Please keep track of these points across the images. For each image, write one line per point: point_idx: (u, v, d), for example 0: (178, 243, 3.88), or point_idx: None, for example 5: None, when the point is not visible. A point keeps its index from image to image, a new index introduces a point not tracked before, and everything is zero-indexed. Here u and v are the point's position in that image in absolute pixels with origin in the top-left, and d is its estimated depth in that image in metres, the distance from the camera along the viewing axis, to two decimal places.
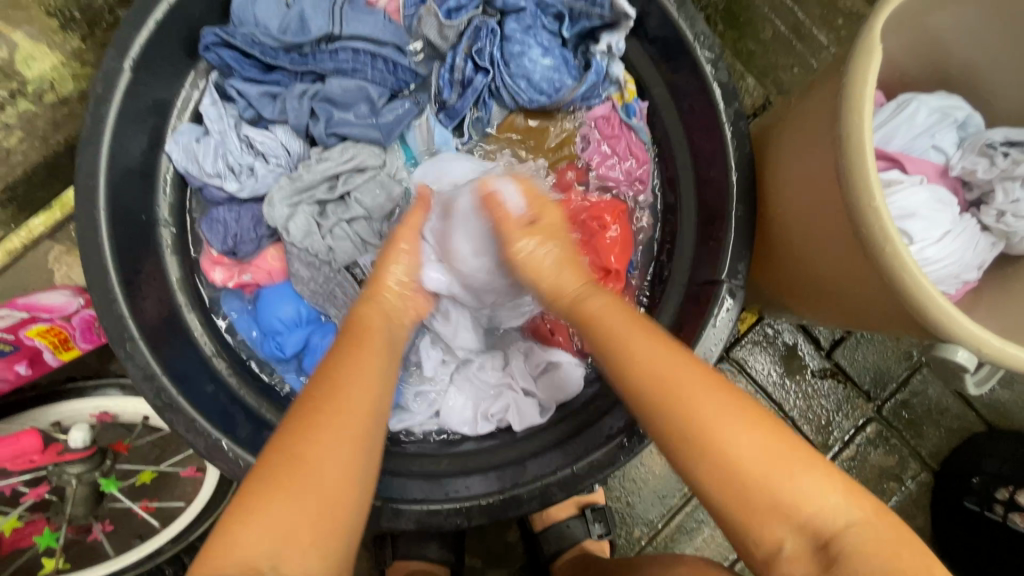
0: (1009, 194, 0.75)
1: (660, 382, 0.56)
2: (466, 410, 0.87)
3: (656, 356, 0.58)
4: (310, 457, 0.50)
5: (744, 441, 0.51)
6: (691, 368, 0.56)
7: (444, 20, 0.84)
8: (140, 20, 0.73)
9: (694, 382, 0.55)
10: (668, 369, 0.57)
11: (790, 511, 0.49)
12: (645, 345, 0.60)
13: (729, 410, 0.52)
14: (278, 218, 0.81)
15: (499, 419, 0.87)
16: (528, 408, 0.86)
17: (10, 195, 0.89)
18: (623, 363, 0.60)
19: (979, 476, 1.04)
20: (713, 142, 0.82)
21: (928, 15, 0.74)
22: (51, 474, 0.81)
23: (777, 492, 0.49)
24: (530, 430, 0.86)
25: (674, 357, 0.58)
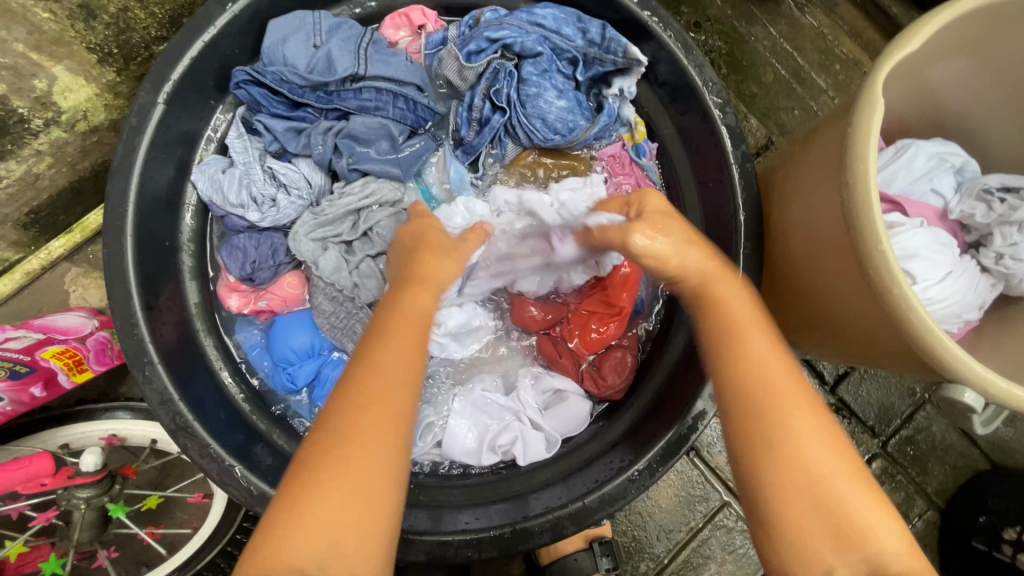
0: (1007, 238, 0.78)
1: (767, 391, 0.54)
2: (468, 440, 0.86)
3: (770, 354, 0.57)
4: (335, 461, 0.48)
5: (862, 506, 0.49)
6: (807, 413, 0.53)
7: (465, 63, 0.88)
8: (176, 57, 0.77)
9: (793, 392, 0.54)
10: (775, 379, 0.55)
11: (845, 528, 0.49)
12: (758, 346, 0.58)
13: (838, 454, 0.52)
14: (303, 252, 0.84)
15: (505, 450, 0.85)
16: (534, 443, 0.85)
17: (34, 218, 0.92)
18: (755, 381, 0.55)
19: (986, 515, 1.03)
20: (721, 182, 0.86)
21: (927, 70, 0.78)
22: (60, 498, 0.78)
23: (835, 506, 0.49)
24: (536, 464, 0.86)
25: (786, 365, 0.57)
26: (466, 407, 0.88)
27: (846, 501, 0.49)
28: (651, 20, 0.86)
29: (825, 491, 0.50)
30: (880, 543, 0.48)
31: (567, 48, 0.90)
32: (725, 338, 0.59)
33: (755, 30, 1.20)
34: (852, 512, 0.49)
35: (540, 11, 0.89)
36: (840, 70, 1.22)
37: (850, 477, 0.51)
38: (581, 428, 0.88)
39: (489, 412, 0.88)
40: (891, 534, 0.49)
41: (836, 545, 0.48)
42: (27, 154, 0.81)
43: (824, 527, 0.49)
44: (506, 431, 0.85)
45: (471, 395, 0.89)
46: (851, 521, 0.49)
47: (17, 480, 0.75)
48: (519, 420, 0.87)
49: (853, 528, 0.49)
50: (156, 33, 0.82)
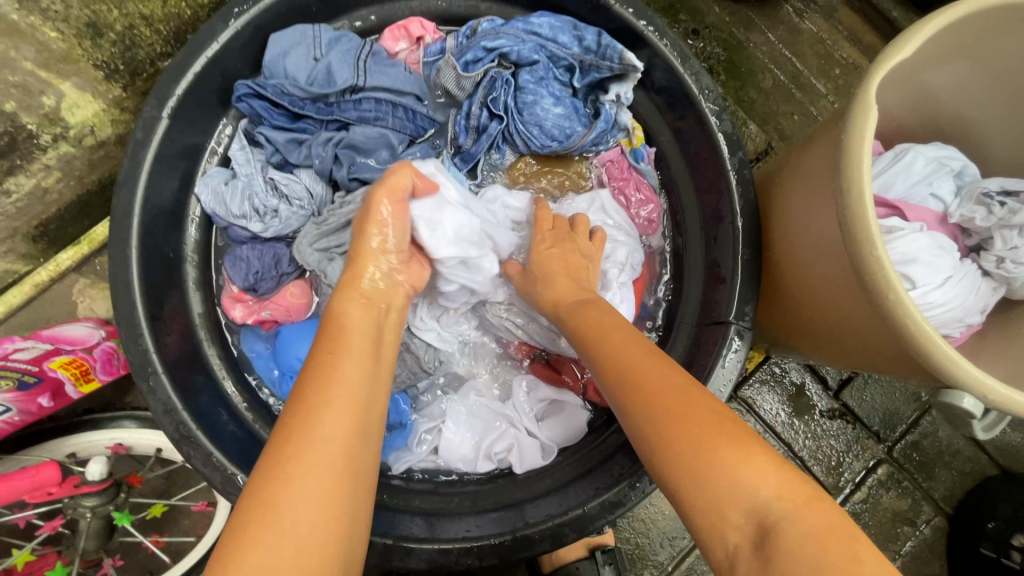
0: (1008, 242, 0.77)
1: (634, 388, 0.55)
2: (467, 445, 0.86)
3: (643, 365, 0.57)
4: (283, 478, 0.46)
5: (758, 476, 0.45)
6: (680, 398, 0.52)
7: (462, 72, 0.89)
8: (181, 73, 0.79)
9: (679, 389, 0.53)
10: (659, 377, 0.55)
11: (726, 497, 0.45)
12: (637, 357, 0.58)
13: (716, 436, 0.48)
14: (309, 263, 0.83)
15: (500, 458, 0.86)
16: (530, 453, 0.86)
17: (42, 231, 0.93)
18: (625, 383, 0.56)
19: (994, 522, 1.02)
20: (719, 189, 0.86)
21: (925, 73, 0.78)
22: (66, 507, 0.80)
23: (714, 486, 0.45)
24: (532, 472, 0.86)
25: (666, 367, 0.56)
26: (462, 414, 0.88)
27: (734, 480, 0.45)
28: (647, 30, 0.87)
29: (690, 455, 0.47)
30: (752, 493, 0.44)
31: (564, 56, 0.91)
32: (606, 358, 0.60)
33: (753, 36, 1.21)
34: (746, 486, 0.45)
35: (536, 19, 0.90)
36: (840, 75, 1.22)
37: (724, 456, 0.46)
38: (578, 437, 0.89)
39: (485, 417, 0.88)
40: (766, 481, 0.45)
41: (735, 510, 0.44)
42: (36, 168, 0.83)
43: (706, 495, 0.45)
44: (504, 438, 0.85)
45: (466, 399, 0.90)
46: (738, 494, 0.44)
47: (24, 489, 0.76)
48: (514, 428, 0.87)
49: (747, 501, 0.44)
50: (162, 49, 0.84)
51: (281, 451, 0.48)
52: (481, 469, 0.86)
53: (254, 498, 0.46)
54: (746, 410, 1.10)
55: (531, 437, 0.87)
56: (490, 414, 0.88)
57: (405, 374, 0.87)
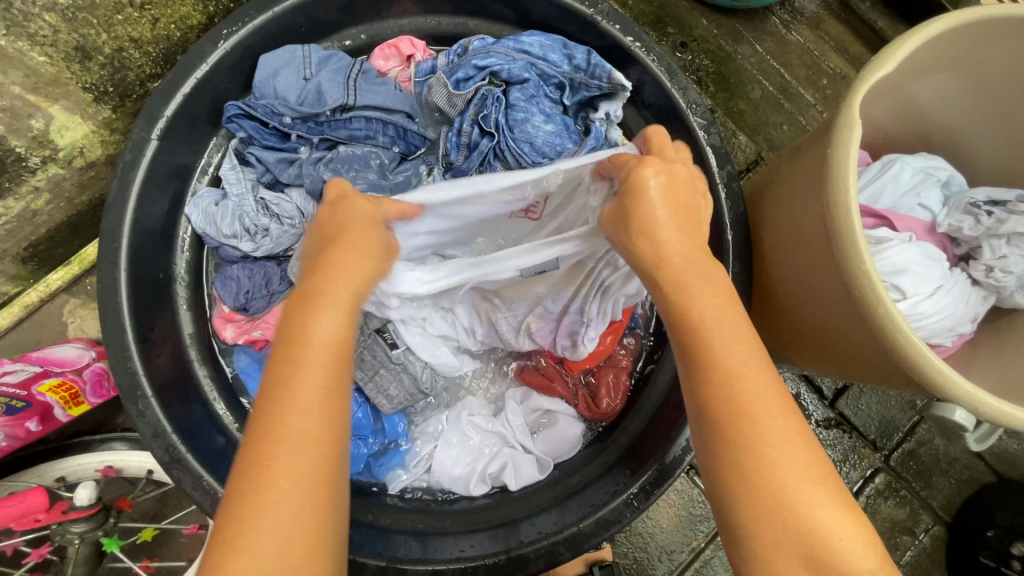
0: (996, 251, 0.78)
1: (724, 394, 0.45)
2: (461, 467, 0.85)
3: (741, 360, 0.46)
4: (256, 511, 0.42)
5: (830, 514, 0.42)
6: (782, 421, 0.44)
7: (452, 91, 0.90)
8: (169, 94, 0.79)
9: (777, 402, 0.45)
10: (752, 374, 0.45)
11: (795, 530, 0.42)
12: (723, 319, 0.47)
13: (801, 464, 0.43)
14: None
15: (495, 478, 0.85)
16: (525, 467, 0.85)
17: (32, 252, 0.93)
18: (707, 367, 0.46)
19: (994, 530, 1.03)
20: (709, 202, 0.86)
21: (909, 84, 0.78)
22: (54, 533, 0.78)
23: (790, 515, 0.42)
24: (529, 488, 0.86)
25: (751, 351, 0.46)
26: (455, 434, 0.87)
27: (820, 511, 0.42)
28: (634, 46, 0.87)
29: (777, 494, 0.42)
30: (830, 529, 0.41)
31: (554, 74, 0.92)
32: (682, 322, 0.48)
33: (741, 48, 1.22)
34: (823, 521, 0.42)
35: (526, 38, 0.91)
36: (828, 85, 1.23)
37: (812, 485, 0.43)
38: (573, 451, 0.88)
39: (477, 437, 0.87)
40: (850, 532, 0.42)
41: (794, 555, 0.42)
42: (25, 191, 0.83)
43: (780, 544, 0.42)
44: (496, 458, 0.85)
45: (459, 422, 0.88)
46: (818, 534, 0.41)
47: (12, 517, 0.75)
48: (508, 447, 0.86)
49: (825, 542, 0.41)
50: (151, 70, 0.84)
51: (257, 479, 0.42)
52: (476, 492, 0.85)
53: (235, 510, 0.42)
54: None
55: (526, 453, 0.86)
56: (481, 433, 0.87)
57: (403, 395, 0.84)
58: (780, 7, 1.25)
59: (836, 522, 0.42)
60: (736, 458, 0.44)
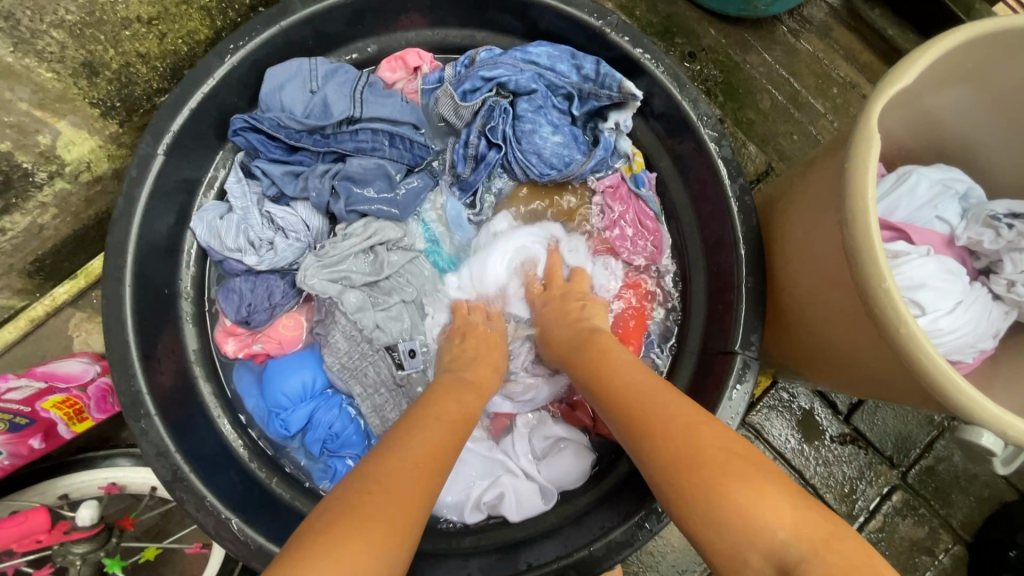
0: (1018, 265, 0.76)
1: (703, 463, 0.51)
2: (456, 496, 0.83)
3: (644, 394, 0.61)
4: (389, 491, 0.50)
5: (769, 509, 0.47)
6: (757, 473, 0.50)
7: (460, 101, 0.89)
8: (175, 109, 0.78)
9: (730, 453, 0.52)
10: (676, 412, 0.57)
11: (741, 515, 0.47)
12: (678, 412, 0.57)
13: (719, 457, 0.51)
14: (318, 290, 0.83)
15: (494, 503, 0.83)
16: (526, 498, 0.82)
17: (38, 266, 0.93)
18: (626, 411, 0.60)
19: (1016, 550, 0.98)
20: (721, 215, 0.85)
21: (927, 96, 0.76)
22: (56, 553, 0.77)
23: (704, 499, 0.49)
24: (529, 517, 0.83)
25: (701, 415, 0.57)
26: (452, 460, 0.84)
27: (740, 498, 0.48)
28: (643, 58, 0.86)
29: (705, 484, 0.50)
30: (768, 523, 0.46)
31: (562, 84, 0.91)
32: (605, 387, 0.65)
33: (750, 57, 1.21)
34: (744, 503, 0.47)
35: (534, 49, 0.90)
36: (838, 94, 1.22)
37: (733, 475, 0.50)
38: (577, 483, 0.85)
39: (477, 465, 0.85)
40: (781, 517, 0.46)
41: (731, 532, 0.47)
42: (32, 206, 0.83)
43: (711, 516, 0.48)
44: (494, 487, 0.82)
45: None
46: (743, 512, 0.47)
47: (12, 538, 0.73)
48: (509, 474, 0.84)
49: (751, 522, 0.46)
50: (158, 85, 0.83)
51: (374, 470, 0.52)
52: (471, 520, 0.83)
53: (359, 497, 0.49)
54: (753, 437, 1.07)
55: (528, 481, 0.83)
56: (480, 463, 0.85)
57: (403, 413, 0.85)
58: (789, 16, 1.24)
59: (764, 504, 0.47)
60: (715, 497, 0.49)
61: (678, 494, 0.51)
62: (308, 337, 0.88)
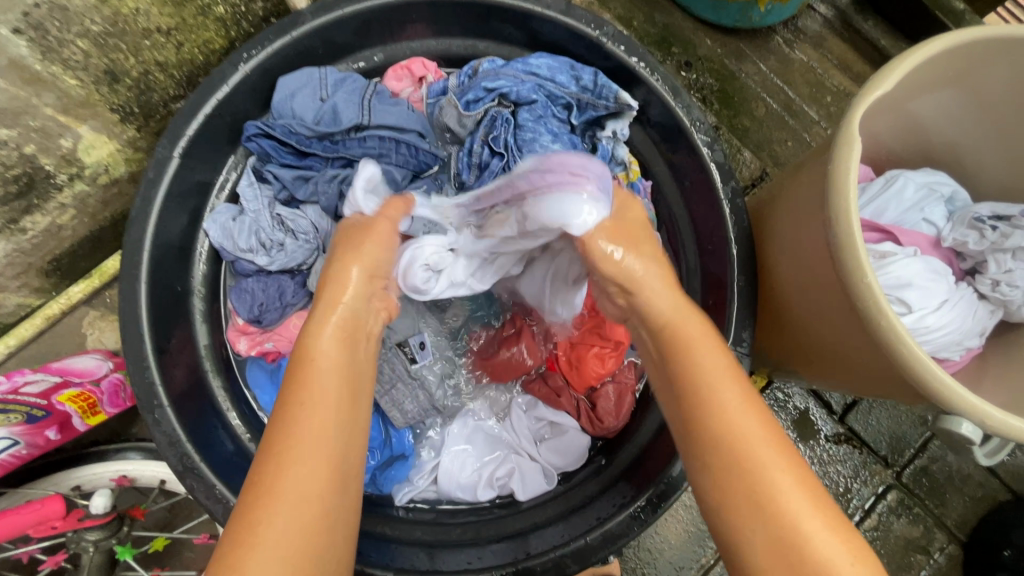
0: (1001, 265, 0.78)
1: (745, 471, 0.50)
2: (467, 477, 0.87)
3: (713, 370, 0.56)
4: (277, 484, 0.49)
5: (810, 516, 0.47)
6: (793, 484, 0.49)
7: (463, 111, 0.93)
8: (191, 115, 0.82)
9: (784, 470, 0.50)
10: (748, 408, 0.53)
11: (787, 513, 0.47)
12: (730, 401, 0.54)
13: (776, 451, 0.51)
14: (328, 293, 0.87)
15: (502, 484, 0.87)
16: (532, 477, 0.87)
17: (56, 266, 0.96)
18: (687, 376, 0.57)
19: (1010, 549, 1.00)
20: (714, 217, 0.88)
21: (910, 102, 0.79)
22: (70, 541, 0.80)
23: (761, 494, 0.49)
24: (536, 499, 0.87)
25: (762, 417, 0.53)
26: (461, 440, 0.91)
27: (788, 499, 0.48)
28: (638, 66, 0.90)
29: (746, 475, 0.50)
30: (816, 534, 0.46)
31: (562, 94, 0.94)
32: (680, 364, 0.58)
33: (745, 67, 1.25)
34: (788, 502, 0.48)
35: (534, 60, 0.94)
36: (831, 102, 1.25)
37: (799, 481, 0.49)
38: (578, 463, 0.89)
39: (488, 446, 0.90)
40: (842, 546, 0.46)
41: (772, 536, 0.47)
42: (52, 207, 0.86)
43: (754, 510, 0.48)
44: (503, 465, 0.87)
45: (466, 427, 0.91)
46: (792, 518, 0.47)
47: (28, 524, 0.75)
48: (515, 453, 0.89)
49: (803, 530, 0.46)
50: (174, 92, 0.87)
51: (273, 455, 0.51)
52: (483, 498, 0.87)
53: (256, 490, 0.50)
54: None
55: (531, 461, 0.88)
56: (489, 445, 0.90)
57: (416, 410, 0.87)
58: (783, 27, 1.28)
59: (785, 496, 0.48)
60: (749, 502, 0.49)
61: (722, 476, 0.51)
62: None
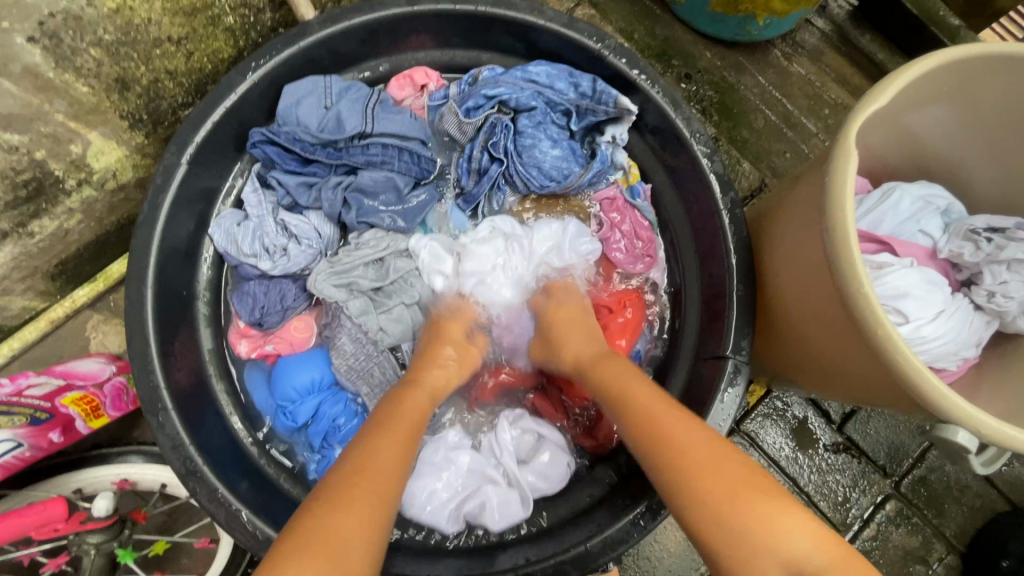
0: (997, 276, 0.79)
1: (716, 495, 0.54)
2: (438, 508, 0.83)
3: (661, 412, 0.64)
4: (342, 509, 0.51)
5: (786, 524, 0.51)
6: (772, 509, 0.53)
7: (464, 118, 0.94)
8: (199, 122, 0.83)
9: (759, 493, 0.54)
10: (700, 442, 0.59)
11: (757, 521, 0.52)
12: (691, 436, 0.61)
13: (739, 476, 0.55)
14: (326, 296, 0.88)
15: (472, 516, 0.84)
16: (508, 506, 0.83)
17: (61, 269, 0.97)
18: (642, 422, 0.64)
19: (1009, 560, 1.01)
20: (713, 226, 0.89)
21: (905, 116, 0.81)
22: (71, 543, 0.80)
23: (743, 519, 0.52)
24: (510, 526, 0.84)
25: (716, 446, 0.59)
26: (434, 470, 0.85)
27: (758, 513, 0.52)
28: (639, 78, 0.91)
29: (734, 502, 0.53)
30: (787, 540, 0.50)
31: (561, 101, 0.96)
32: (646, 422, 0.64)
33: (744, 79, 1.26)
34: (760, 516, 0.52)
35: (534, 68, 0.95)
36: (829, 114, 1.27)
37: (760, 489, 0.54)
38: (559, 485, 0.87)
39: (459, 474, 0.85)
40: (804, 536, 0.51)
41: (758, 551, 0.51)
42: (60, 211, 0.87)
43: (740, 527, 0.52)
44: (476, 495, 0.83)
45: (437, 456, 0.85)
46: (764, 528, 0.51)
47: (31, 527, 0.75)
48: (491, 484, 0.84)
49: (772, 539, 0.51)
50: (183, 99, 0.89)
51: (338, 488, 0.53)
52: (453, 527, 0.83)
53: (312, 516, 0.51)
54: (748, 444, 1.10)
55: (508, 490, 0.84)
56: (461, 474, 0.85)
57: None
58: (781, 40, 1.30)
59: (770, 518, 0.52)
60: (734, 523, 0.52)
61: (697, 503, 0.55)
62: (320, 337, 0.92)
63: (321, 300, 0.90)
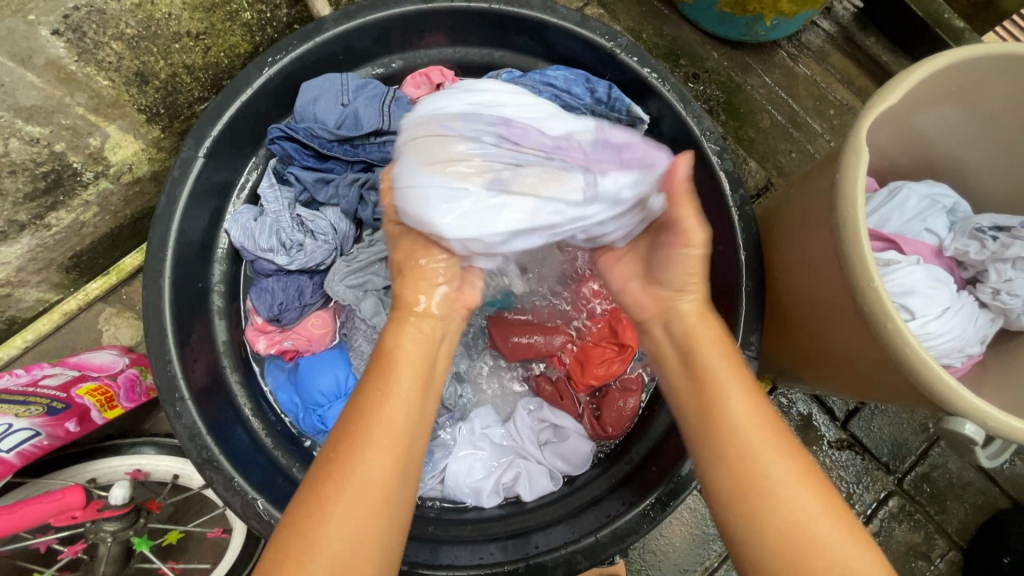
0: (1002, 274, 0.80)
1: (751, 463, 0.53)
2: (474, 483, 0.87)
3: (718, 366, 0.60)
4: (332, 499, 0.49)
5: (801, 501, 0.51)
6: (814, 500, 0.51)
7: None
8: (216, 117, 0.84)
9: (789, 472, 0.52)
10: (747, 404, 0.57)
11: (781, 496, 0.51)
12: (738, 409, 0.56)
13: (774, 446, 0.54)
14: (340, 296, 0.89)
15: (508, 489, 0.88)
16: (538, 479, 0.88)
17: (76, 262, 0.98)
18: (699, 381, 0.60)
19: (1010, 556, 1.01)
20: (722, 223, 0.90)
21: (913, 116, 0.82)
22: (88, 532, 0.81)
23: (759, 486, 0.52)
24: (540, 500, 0.88)
25: (758, 410, 0.57)
26: (467, 446, 0.89)
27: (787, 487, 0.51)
28: (650, 77, 0.93)
29: (752, 471, 0.53)
30: (801, 513, 0.50)
31: (578, 105, 0.95)
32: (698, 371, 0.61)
33: (751, 79, 1.28)
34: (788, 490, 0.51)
35: (552, 72, 0.97)
36: (835, 115, 1.28)
37: (791, 460, 0.53)
38: (583, 467, 0.90)
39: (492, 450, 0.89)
40: (820, 516, 0.50)
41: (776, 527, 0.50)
42: (77, 204, 0.88)
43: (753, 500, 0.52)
44: (510, 468, 0.87)
45: (472, 433, 0.90)
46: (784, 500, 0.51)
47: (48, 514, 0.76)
48: (522, 458, 0.89)
49: (790, 511, 0.50)
50: (199, 94, 0.90)
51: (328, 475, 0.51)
52: (487, 504, 0.87)
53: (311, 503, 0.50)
54: None
55: (538, 465, 0.89)
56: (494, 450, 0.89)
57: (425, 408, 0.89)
58: (788, 41, 1.31)
59: (800, 501, 0.51)
60: (752, 492, 0.52)
61: (722, 473, 0.54)
62: (338, 335, 0.93)
63: (337, 300, 0.92)
